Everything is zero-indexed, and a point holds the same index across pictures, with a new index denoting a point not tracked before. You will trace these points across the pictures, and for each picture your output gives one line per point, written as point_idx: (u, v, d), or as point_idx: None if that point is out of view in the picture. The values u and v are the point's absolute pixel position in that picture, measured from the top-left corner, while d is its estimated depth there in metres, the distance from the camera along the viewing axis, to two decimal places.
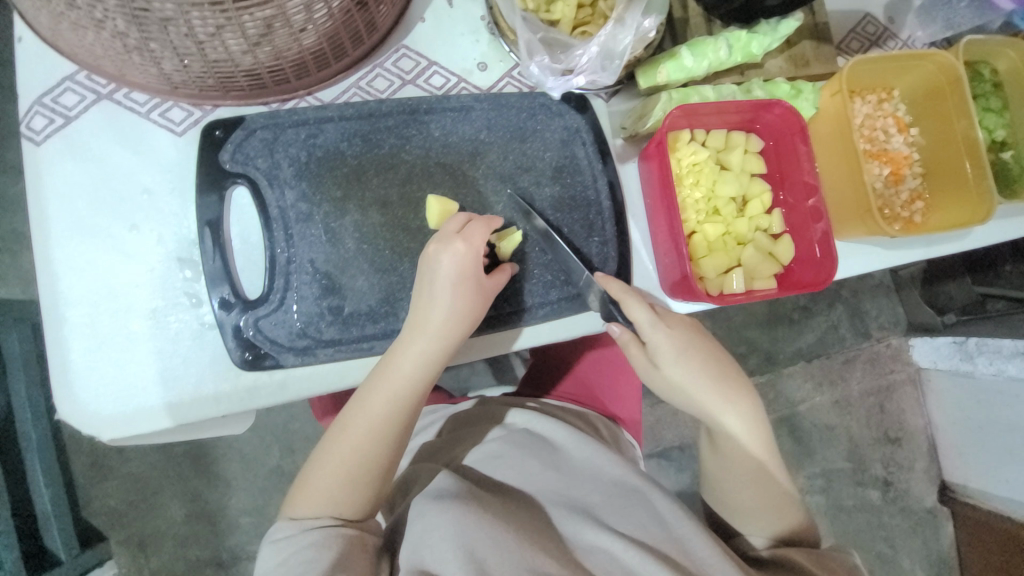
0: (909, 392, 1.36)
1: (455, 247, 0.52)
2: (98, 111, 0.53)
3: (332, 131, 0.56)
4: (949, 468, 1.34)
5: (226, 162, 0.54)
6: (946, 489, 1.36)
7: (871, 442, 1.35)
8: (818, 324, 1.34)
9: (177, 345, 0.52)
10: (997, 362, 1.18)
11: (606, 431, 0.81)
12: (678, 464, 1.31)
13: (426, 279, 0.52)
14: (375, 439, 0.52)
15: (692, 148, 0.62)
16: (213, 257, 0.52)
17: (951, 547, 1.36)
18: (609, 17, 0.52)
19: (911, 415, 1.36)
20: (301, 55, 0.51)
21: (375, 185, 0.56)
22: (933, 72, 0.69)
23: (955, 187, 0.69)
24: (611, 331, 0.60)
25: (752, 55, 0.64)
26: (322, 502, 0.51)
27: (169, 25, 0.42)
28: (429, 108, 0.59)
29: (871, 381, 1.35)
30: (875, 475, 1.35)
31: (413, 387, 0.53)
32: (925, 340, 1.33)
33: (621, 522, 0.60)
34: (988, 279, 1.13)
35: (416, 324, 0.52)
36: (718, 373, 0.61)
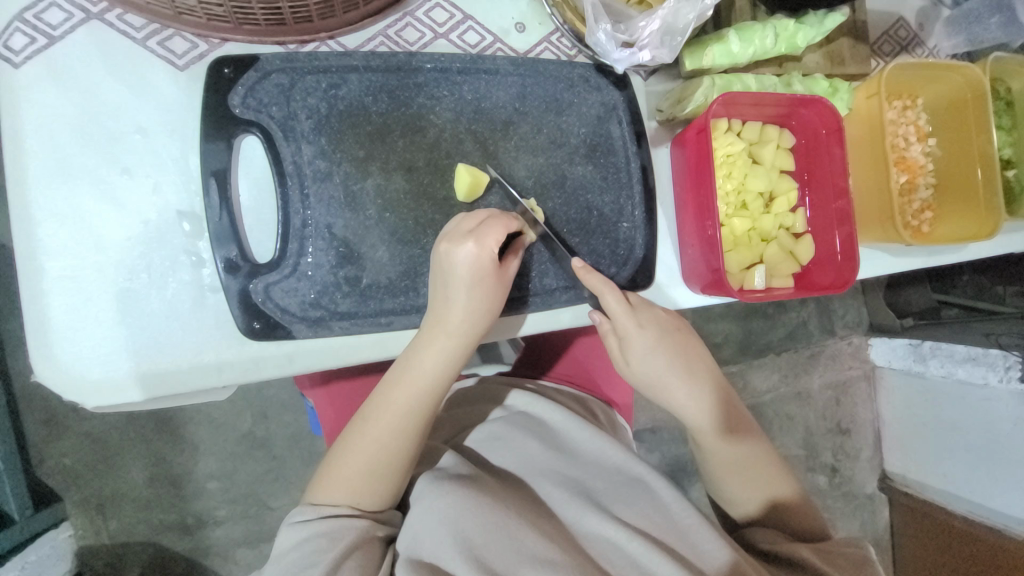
0: (864, 388, 1.45)
1: (471, 249, 0.48)
2: (87, 32, 0.46)
3: (356, 83, 0.51)
4: (891, 459, 1.45)
5: (236, 107, 0.48)
6: (886, 477, 1.47)
7: (825, 432, 1.43)
8: (790, 320, 1.38)
9: (174, 307, 0.47)
10: (948, 365, 1.24)
11: (602, 414, 0.82)
12: (648, 445, 1.35)
13: (442, 278, 0.50)
14: (392, 437, 0.52)
15: (729, 138, 0.60)
16: (218, 211, 0.47)
17: (886, 529, 1.47)
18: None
19: (863, 409, 1.45)
20: None
21: (400, 148, 0.52)
22: (959, 85, 0.70)
23: (964, 201, 0.71)
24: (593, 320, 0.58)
25: (795, 47, 0.62)
26: (342, 492, 0.52)
27: None
28: (462, 68, 0.54)
29: (832, 376, 1.42)
30: (825, 463, 1.44)
31: (428, 386, 0.52)
32: (883, 340, 1.39)
33: (625, 510, 0.60)
34: (945, 288, 1.23)
35: (434, 324, 0.50)
36: (686, 362, 0.61)
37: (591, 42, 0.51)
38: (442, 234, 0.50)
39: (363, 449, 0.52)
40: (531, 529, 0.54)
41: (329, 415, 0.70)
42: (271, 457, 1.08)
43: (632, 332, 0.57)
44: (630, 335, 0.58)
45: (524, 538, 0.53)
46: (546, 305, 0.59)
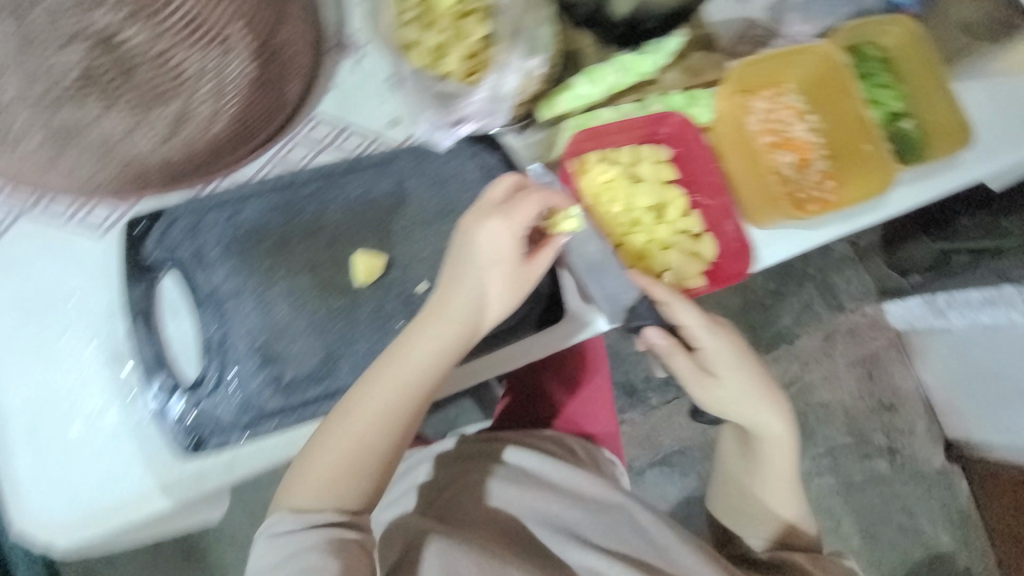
0: (895, 356, 1.44)
1: (512, 223, 0.54)
2: (22, 224, 0.55)
3: (254, 207, 0.58)
4: (949, 424, 1.40)
5: (150, 254, 0.55)
6: (952, 445, 1.42)
7: (867, 412, 1.42)
8: (792, 305, 1.41)
9: (120, 441, 0.53)
10: (967, 313, 1.14)
11: (583, 451, 0.81)
12: (679, 468, 1.41)
13: (462, 260, 0.55)
14: (382, 429, 0.54)
15: (601, 167, 0.66)
16: (144, 347, 0.53)
17: (968, 499, 1.42)
18: (489, 67, 0.57)
19: (901, 381, 1.43)
20: (210, 144, 0.54)
21: (301, 252, 0.58)
22: (816, 63, 0.74)
23: (858, 165, 0.73)
24: (650, 335, 0.62)
25: (646, 73, 0.67)
26: (326, 496, 0.53)
27: (86, 133, 0.47)
28: (346, 170, 0.62)
29: (856, 352, 1.42)
30: (879, 444, 1.41)
31: (422, 377, 0.54)
32: (897, 304, 1.38)
33: (600, 535, 0.69)
34: (947, 236, 1.15)
35: (433, 312, 0.54)
36: (765, 385, 0.68)
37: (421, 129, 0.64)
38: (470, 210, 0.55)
39: (346, 439, 0.53)
40: None
41: None
42: None
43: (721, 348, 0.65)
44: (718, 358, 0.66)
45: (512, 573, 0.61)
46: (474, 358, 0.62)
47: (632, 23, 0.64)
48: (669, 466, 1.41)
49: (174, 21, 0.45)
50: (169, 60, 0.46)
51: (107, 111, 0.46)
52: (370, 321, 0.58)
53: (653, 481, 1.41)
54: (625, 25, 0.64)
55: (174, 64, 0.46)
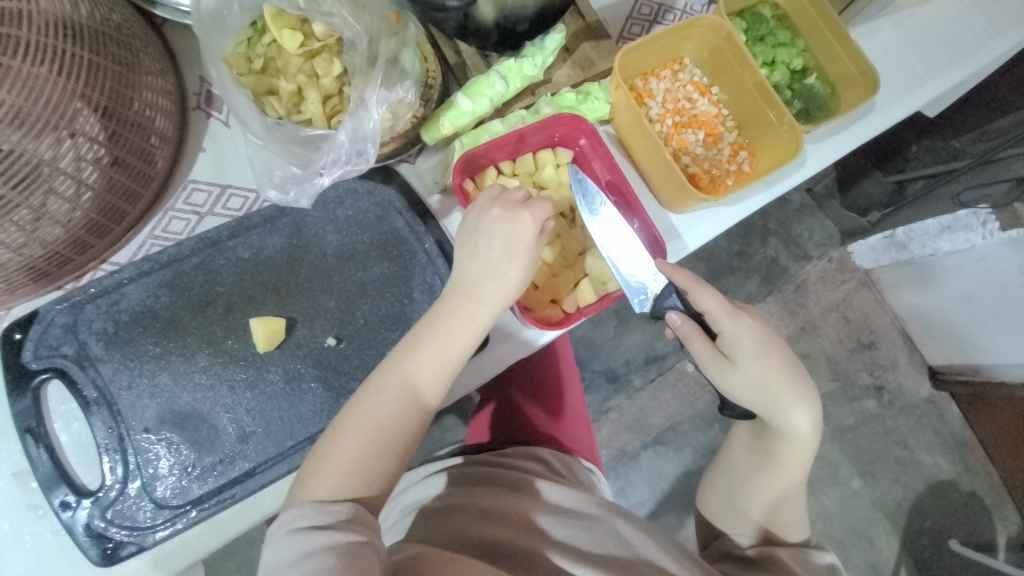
0: (868, 296, 1.43)
1: (503, 220, 0.55)
2: None
3: (135, 291, 0.55)
4: (931, 353, 1.41)
5: (31, 360, 0.52)
6: (937, 372, 1.42)
7: (848, 355, 1.41)
8: (759, 262, 1.40)
9: (42, 558, 0.52)
10: (929, 242, 1.20)
11: (559, 464, 0.80)
12: (674, 445, 1.40)
13: (484, 237, 0.55)
14: (388, 416, 0.52)
15: (499, 182, 0.64)
16: (39, 462, 0.50)
17: (959, 420, 1.43)
18: (343, 111, 0.54)
19: (876, 316, 1.43)
20: (70, 232, 0.51)
21: (195, 328, 0.55)
22: (707, 34, 0.71)
23: (767, 132, 0.71)
24: (673, 319, 0.61)
25: (531, 76, 0.65)
26: (337, 484, 0.51)
27: None
28: (232, 233, 0.58)
29: (830, 297, 1.42)
30: (864, 385, 1.41)
31: (417, 390, 0.53)
32: (861, 243, 1.39)
33: (585, 541, 0.66)
34: (899, 166, 1.23)
35: (470, 291, 0.54)
36: (791, 377, 0.64)
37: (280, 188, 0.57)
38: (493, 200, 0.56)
39: (340, 457, 0.51)
40: None
41: None
42: None
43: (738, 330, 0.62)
44: (734, 344, 0.63)
45: None
46: None
47: (502, 28, 0.61)
48: (662, 445, 1.40)
49: (2, 114, 0.42)
50: (7, 154, 0.43)
51: None
52: (281, 386, 0.56)
53: (651, 462, 1.40)
54: (496, 32, 0.62)
55: (12, 156, 0.43)
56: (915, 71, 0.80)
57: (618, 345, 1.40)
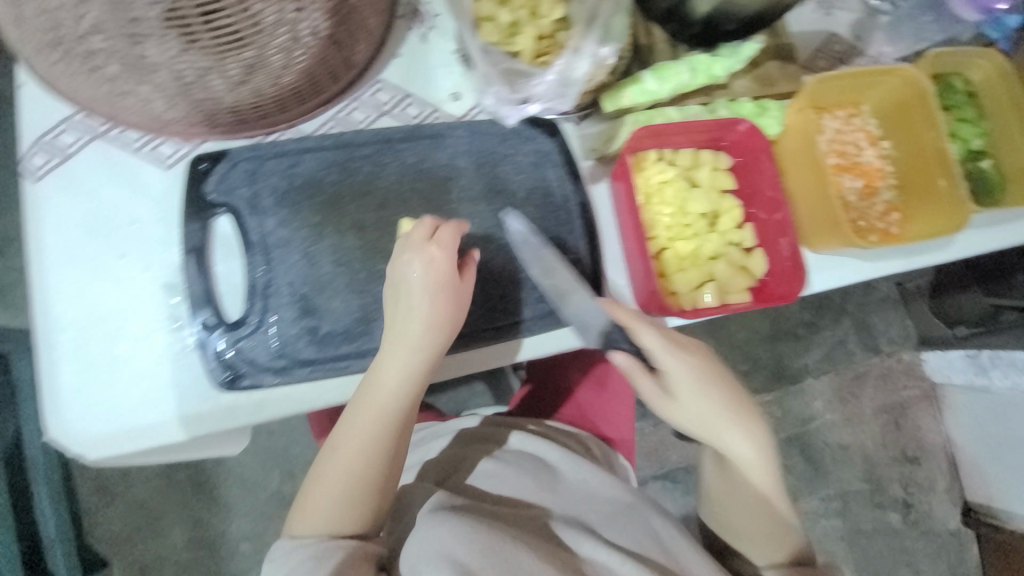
0: (926, 409, 1.36)
1: (428, 299, 0.54)
2: (95, 147, 0.57)
3: (311, 160, 0.59)
4: (971, 486, 1.33)
5: (210, 193, 0.57)
6: (969, 510, 1.34)
7: (888, 461, 1.35)
8: (825, 339, 1.35)
9: (162, 367, 0.55)
10: (1014, 375, 1.14)
11: (598, 451, 0.81)
12: (682, 486, 1.38)
13: (398, 296, 0.54)
14: (364, 459, 0.54)
15: (659, 167, 0.64)
16: (195, 281, 0.55)
17: (976, 566, 1.35)
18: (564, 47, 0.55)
19: (929, 432, 1.36)
20: (279, 92, 0.56)
21: (351, 211, 0.59)
22: (899, 86, 0.70)
23: (929, 201, 0.70)
24: (618, 357, 0.60)
25: (716, 77, 0.66)
26: (320, 518, 0.55)
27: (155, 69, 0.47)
28: (404, 137, 0.62)
29: (885, 398, 1.35)
30: (894, 496, 1.35)
31: (395, 431, 0.55)
32: (937, 354, 1.33)
33: (612, 532, 0.63)
34: (1000, 289, 1.08)
35: (395, 340, 0.54)
36: (761, 496, 0.62)
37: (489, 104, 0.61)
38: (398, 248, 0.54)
39: (328, 485, 0.54)
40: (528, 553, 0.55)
41: None
42: None
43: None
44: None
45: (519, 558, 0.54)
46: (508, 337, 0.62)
47: (708, 23, 0.62)
48: (670, 482, 1.38)
49: None
50: (251, 10, 0.46)
51: (183, 53, 0.46)
52: None
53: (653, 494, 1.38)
54: (700, 25, 0.63)
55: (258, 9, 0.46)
56: None
57: None
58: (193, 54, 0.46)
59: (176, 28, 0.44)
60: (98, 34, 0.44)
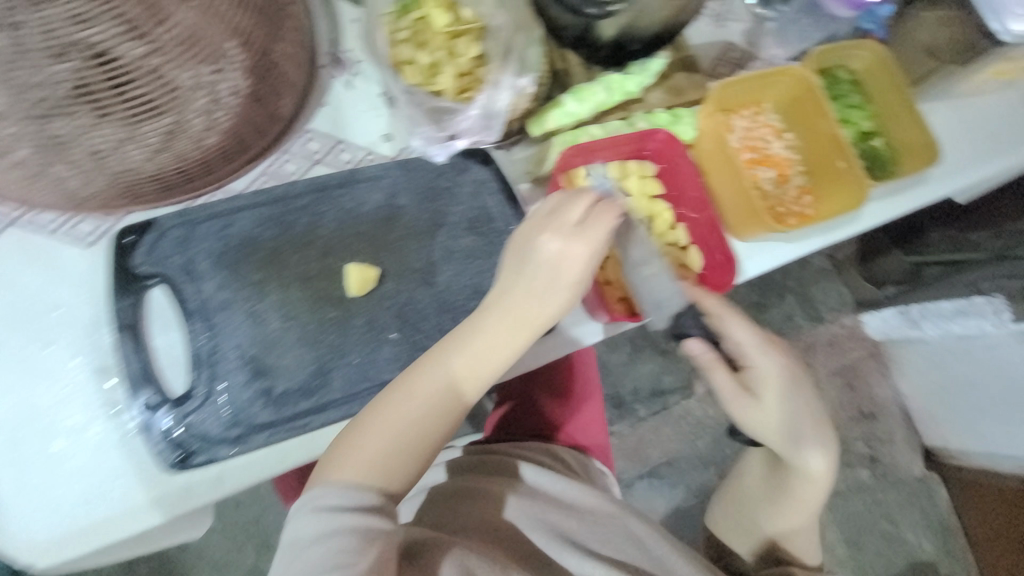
0: (873, 366, 1.46)
1: (564, 246, 0.54)
2: (7, 236, 0.55)
3: (246, 219, 0.59)
4: (926, 432, 1.43)
5: (139, 265, 0.54)
6: (930, 454, 1.45)
7: (849, 422, 1.43)
8: (777, 316, 1.44)
9: (104, 458, 0.51)
10: (941, 323, 1.19)
11: (574, 461, 0.81)
12: (669, 480, 1.41)
13: (529, 254, 0.55)
14: (414, 425, 0.52)
15: (590, 181, 0.67)
16: (130, 360, 0.52)
17: (946, 505, 1.45)
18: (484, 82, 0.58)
19: (879, 388, 1.46)
20: (204, 154, 0.54)
21: (293, 263, 0.58)
22: (792, 83, 0.78)
23: (833, 180, 0.77)
24: (693, 346, 0.67)
25: (631, 92, 0.71)
26: (359, 480, 0.50)
27: (70, 144, 0.47)
28: (340, 183, 0.62)
29: (835, 363, 1.45)
30: (860, 454, 1.43)
31: (459, 392, 0.54)
32: (874, 314, 1.42)
33: (590, 537, 0.66)
34: (916, 249, 1.25)
35: (504, 301, 0.55)
36: (814, 426, 0.70)
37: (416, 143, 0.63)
38: (534, 219, 0.56)
39: (367, 452, 0.50)
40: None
41: None
42: None
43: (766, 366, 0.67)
44: (755, 377, 0.68)
45: None
46: None
47: (617, 45, 0.67)
48: (657, 479, 1.41)
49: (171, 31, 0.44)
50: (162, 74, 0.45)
51: (92, 126, 0.46)
52: (363, 331, 0.58)
53: (642, 495, 1.40)
54: (610, 47, 0.67)
55: (169, 74, 0.46)
56: (970, 152, 0.86)
57: (628, 373, 1.42)
58: (107, 123, 0.46)
59: (83, 98, 0.44)
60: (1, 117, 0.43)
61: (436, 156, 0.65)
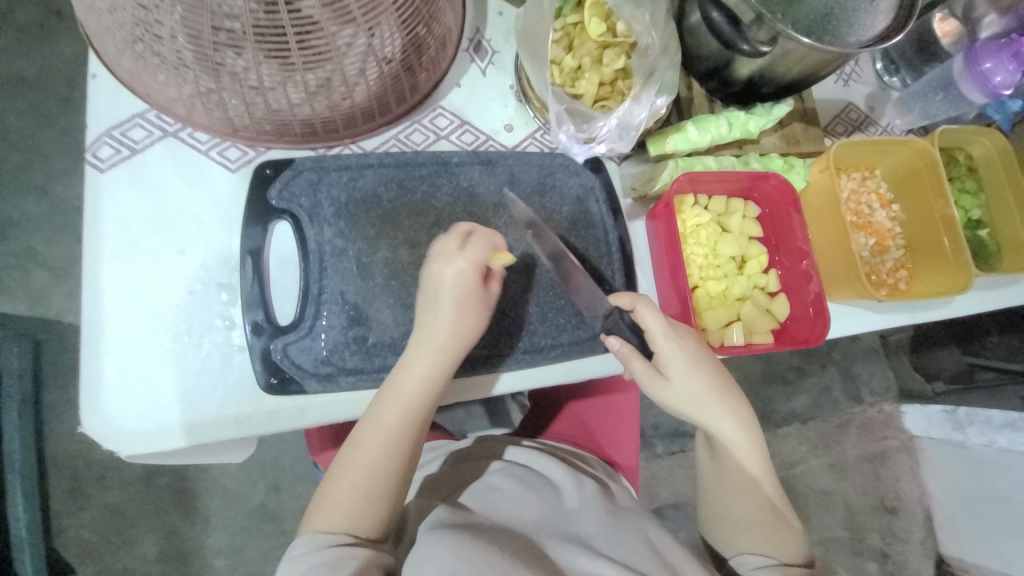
0: (904, 460, 1.35)
1: (455, 310, 0.55)
2: (163, 145, 0.60)
3: (371, 176, 0.62)
4: (945, 539, 1.31)
5: (272, 198, 0.59)
6: (943, 564, 1.32)
7: (867, 509, 1.32)
8: (810, 386, 1.34)
9: (205, 366, 0.55)
10: (989, 433, 1.17)
11: (603, 471, 0.73)
12: None
13: (431, 294, 0.56)
14: (386, 457, 0.54)
15: (695, 211, 0.68)
16: (251, 283, 0.56)
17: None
18: (626, 95, 0.60)
19: (907, 484, 1.35)
20: (350, 108, 0.58)
21: (406, 227, 0.61)
22: (911, 156, 0.77)
23: (934, 259, 0.75)
24: (611, 344, 0.60)
25: (750, 133, 0.71)
26: (340, 520, 0.52)
27: (238, 77, 0.50)
28: (459, 161, 0.64)
29: (865, 447, 1.34)
30: (873, 545, 1.31)
31: (410, 425, 0.55)
32: (916, 408, 1.33)
33: (613, 547, 0.56)
34: (975, 349, 1.17)
35: (418, 340, 0.55)
36: (720, 389, 0.62)
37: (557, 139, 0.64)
38: (432, 254, 0.56)
39: (354, 479, 0.53)
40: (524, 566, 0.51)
41: None
42: (282, 531, 1.13)
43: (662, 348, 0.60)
44: (663, 354, 0.60)
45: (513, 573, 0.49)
46: (536, 362, 0.63)
47: (749, 84, 0.69)
48: None
49: None
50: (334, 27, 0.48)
51: (263, 62, 0.49)
52: None
53: None
54: (742, 85, 0.69)
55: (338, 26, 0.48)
56: None
57: None
58: (271, 65, 0.49)
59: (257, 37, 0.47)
60: (186, 38, 0.47)
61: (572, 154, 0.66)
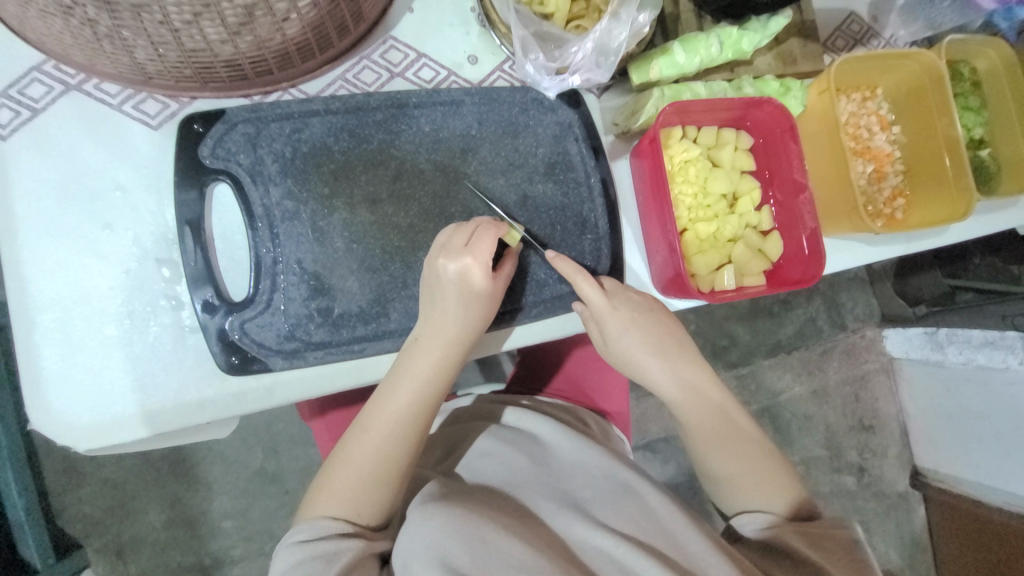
0: (883, 381, 1.39)
1: (462, 304, 0.52)
2: (67, 101, 0.51)
3: (319, 125, 0.54)
4: (920, 453, 1.37)
5: (206, 158, 0.52)
6: (918, 474, 1.39)
7: (846, 429, 1.37)
8: (797, 317, 1.34)
9: (156, 350, 0.50)
10: (966, 351, 1.19)
11: (595, 425, 0.73)
12: None
13: (437, 287, 0.52)
14: (392, 448, 0.52)
15: (684, 145, 0.62)
16: (193, 255, 0.51)
17: (922, 529, 1.40)
18: (604, 11, 0.53)
19: (884, 403, 1.39)
20: (282, 46, 0.49)
21: (363, 181, 0.55)
22: (916, 72, 0.70)
23: (935, 184, 0.71)
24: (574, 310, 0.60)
25: (742, 52, 0.63)
26: (340, 507, 0.51)
27: (141, 13, 0.40)
28: (418, 102, 0.57)
29: (848, 371, 1.37)
30: (851, 462, 1.37)
31: (417, 418, 0.53)
32: (897, 332, 1.35)
33: (612, 516, 0.54)
34: (956, 271, 1.17)
35: (428, 333, 0.53)
36: (670, 351, 0.61)
37: (525, 71, 0.56)
38: (438, 248, 0.52)
39: (357, 469, 0.52)
40: (519, 540, 0.49)
41: (325, 444, 0.72)
42: (284, 491, 1.14)
43: (619, 334, 0.59)
44: (622, 341, 0.59)
45: (507, 547, 0.48)
46: (523, 320, 0.60)
47: None
48: None
49: None
50: None
51: None
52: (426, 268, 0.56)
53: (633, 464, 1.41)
54: None
55: None
56: None
57: None
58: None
59: None
60: None
61: (543, 90, 0.59)
